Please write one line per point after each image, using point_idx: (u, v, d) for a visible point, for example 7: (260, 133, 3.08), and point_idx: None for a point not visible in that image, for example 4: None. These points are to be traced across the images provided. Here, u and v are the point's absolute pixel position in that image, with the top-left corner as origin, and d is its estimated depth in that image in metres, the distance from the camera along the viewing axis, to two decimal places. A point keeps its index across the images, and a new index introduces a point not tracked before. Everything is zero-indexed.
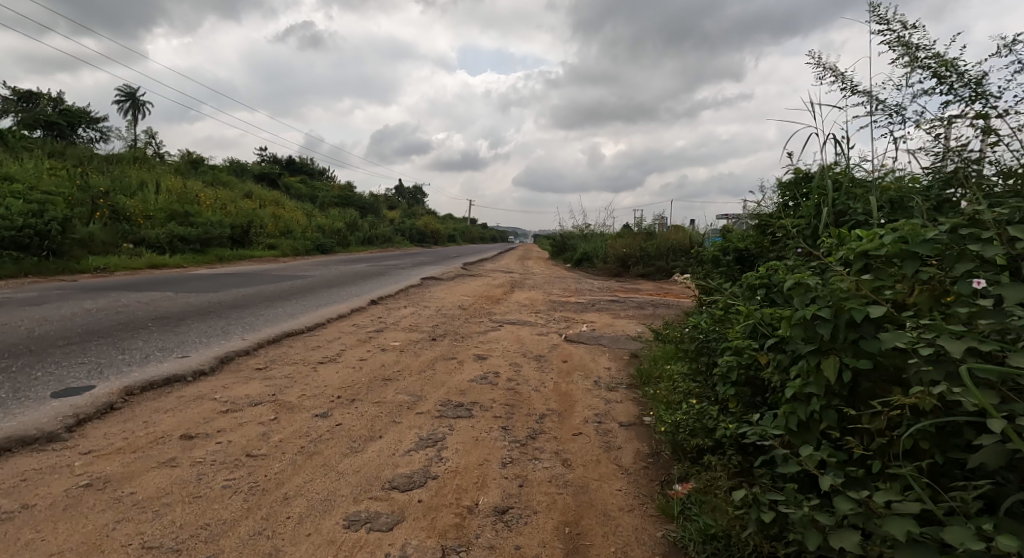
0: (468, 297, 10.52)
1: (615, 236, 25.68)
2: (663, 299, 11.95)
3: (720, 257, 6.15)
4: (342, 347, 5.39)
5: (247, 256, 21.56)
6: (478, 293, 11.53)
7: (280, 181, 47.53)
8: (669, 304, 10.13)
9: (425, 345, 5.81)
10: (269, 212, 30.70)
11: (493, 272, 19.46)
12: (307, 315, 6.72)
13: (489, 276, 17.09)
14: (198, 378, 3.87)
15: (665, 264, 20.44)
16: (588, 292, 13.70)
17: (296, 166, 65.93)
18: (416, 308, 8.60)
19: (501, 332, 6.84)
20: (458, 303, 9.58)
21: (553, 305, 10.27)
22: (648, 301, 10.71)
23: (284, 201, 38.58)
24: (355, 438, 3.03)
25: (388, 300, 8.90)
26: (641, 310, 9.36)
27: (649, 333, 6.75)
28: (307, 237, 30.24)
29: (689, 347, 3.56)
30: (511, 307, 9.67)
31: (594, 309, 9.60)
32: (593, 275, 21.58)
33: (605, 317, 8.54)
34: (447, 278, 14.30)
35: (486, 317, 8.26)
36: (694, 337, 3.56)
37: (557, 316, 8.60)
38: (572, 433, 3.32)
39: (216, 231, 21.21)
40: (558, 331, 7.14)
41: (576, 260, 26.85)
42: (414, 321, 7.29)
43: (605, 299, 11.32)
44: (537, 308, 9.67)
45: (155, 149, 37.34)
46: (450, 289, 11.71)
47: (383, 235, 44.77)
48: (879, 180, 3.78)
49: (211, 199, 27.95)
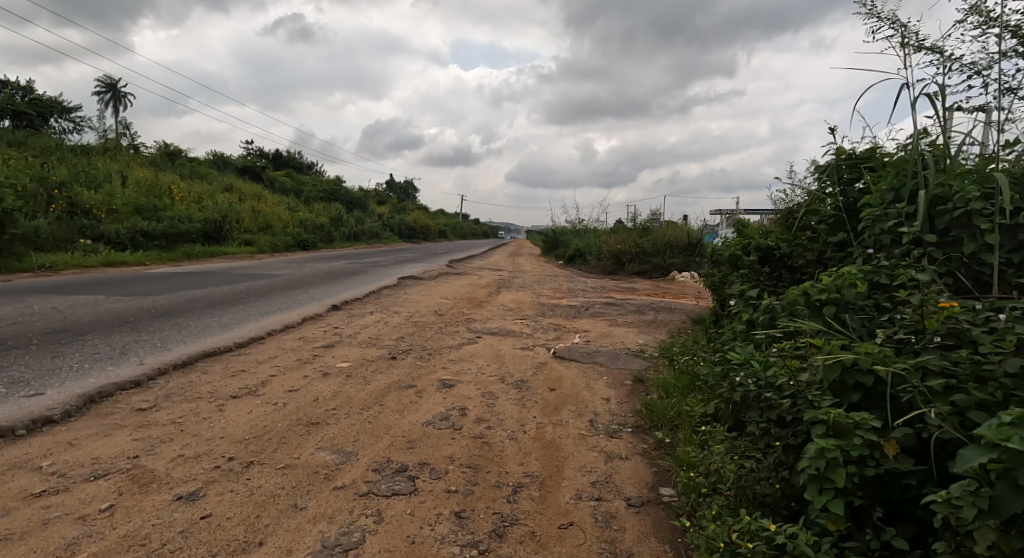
0: (447, 301, 9.43)
1: (609, 231, 24.64)
2: (662, 301, 10.93)
3: (742, 257, 5.11)
4: (274, 371, 4.32)
5: (219, 253, 20.35)
6: (459, 294, 10.45)
7: (263, 175, 46.07)
8: (671, 308, 9.11)
9: (383, 366, 4.74)
10: (248, 208, 29.45)
11: (480, 270, 18.41)
12: (244, 328, 5.62)
13: (475, 275, 16.01)
14: (34, 432, 2.76)
15: (662, 262, 19.46)
16: (580, 292, 12.65)
17: (283, 160, 64.47)
18: (384, 314, 7.52)
19: (478, 347, 5.78)
20: (434, 307, 8.51)
21: (541, 308, 9.22)
22: (647, 305, 9.70)
23: (266, 195, 37.28)
24: (219, 548, 1.94)
25: (353, 306, 7.82)
26: (640, 315, 8.33)
27: (653, 349, 5.71)
28: (287, 233, 28.95)
29: (724, 389, 2.51)
30: (495, 312, 8.60)
31: (587, 313, 8.56)
32: (586, 273, 20.59)
33: (599, 324, 7.51)
34: (428, 277, 13.21)
35: (463, 324, 7.20)
36: (731, 374, 2.51)
37: (546, 323, 7.56)
38: (558, 523, 2.26)
39: (185, 228, 19.97)
40: (545, 343, 6.10)
41: (569, 257, 25.80)
42: (376, 332, 6.21)
43: (599, 302, 10.29)
44: (524, 312, 8.63)
45: (130, 140, 35.84)
46: (428, 290, 10.60)
47: (370, 231, 43.49)
48: (984, 157, 2.79)
49: (185, 194, 26.62)
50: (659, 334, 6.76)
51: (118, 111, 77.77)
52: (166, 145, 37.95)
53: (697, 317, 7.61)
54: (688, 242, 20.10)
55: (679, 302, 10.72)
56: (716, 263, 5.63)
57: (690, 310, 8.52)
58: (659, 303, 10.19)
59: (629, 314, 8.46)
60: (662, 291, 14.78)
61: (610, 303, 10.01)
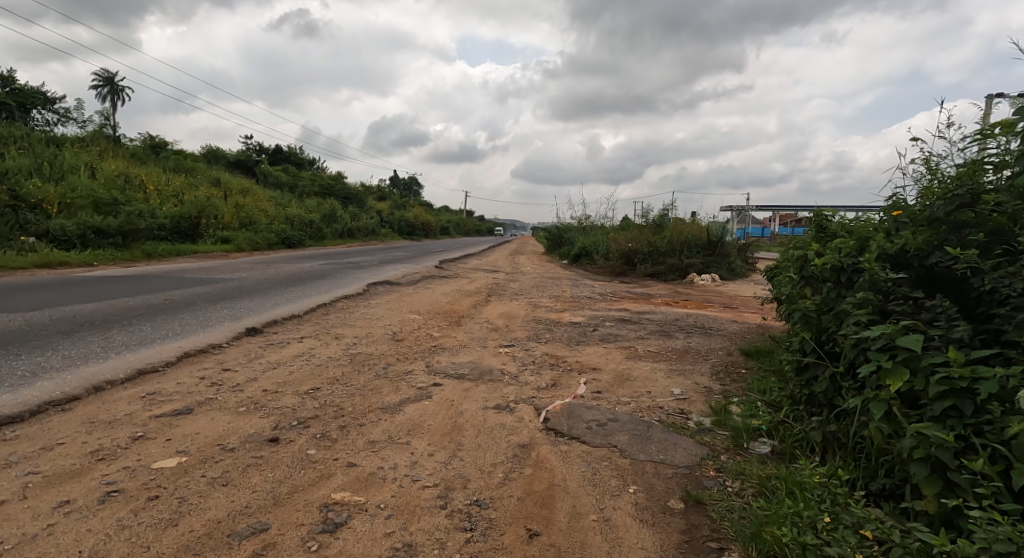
0: (415, 317, 7.41)
1: (617, 228, 22.63)
2: (688, 315, 8.89)
3: (863, 268, 3.08)
4: (10, 491, 2.28)
5: (186, 254, 18.42)
6: (434, 307, 8.45)
7: (255, 169, 44.20)
8: (703, 328, 7.08)
9: (244, 462, 2.71)
10: (231, 204, 27.63)
11: (475, 272, 16.47)
12: (59, 378, 3.60)
13: (467, 279, 14.03)
14: None
15: (678, 262, 17.39)
16: (585, 301, 10.62)
17: (282, 156, 62.89)
18: (317, 342, 5.49)
19: (431, 406, 3.76)
20: (395, 329, 6.50)
21: (537, 327, 7.21)
22: (670, 321, 7.67)
23: (255, 190, 35.47)
24: None
25: (280, 330, 5.81)
26: (665, 339, 6.29)
27: (704, 417, 3.68)
28: (270, 229, 27.00)
29: None
30: (475, 334, 6.63)
31: (594, 337, 6.52)
32: (592, 275, 18.63)
33: (613, 356, 5.47)
34: (407, 284, 11.23)
35: (424, 358, 5.18)
36: None
37: (539, 355, 5.52)
38: None
39: (149, 225, 18.07)
40: (535, 396, 4.07)
41: (573, 256, 23.73)
42: (285, 376, 4.19)
43: (608, 316, 8.28)
44: (512, 335, 6.64)
45: (113, 132, 34.09)
46: (396, 303, 8.60)
47: (365, 227, 41.58)
48: None
49: (161, 188, 24.73)
50: (699, 377, 4.71)
51: (115, 107, 76.06)
52: (151, 136, 36.13)
53: (747, 349, 5.55)
54: (707, 240, 18.03)
55: (708, 317, 8.68)
56: (799, 272, 3.59)
57: (730, 336, 6.48)
58: (686, 319, 8.17)
59: (650, 337, 6.43)
60: (681, 299, 12.75)
61: (623, 318, 8.01)
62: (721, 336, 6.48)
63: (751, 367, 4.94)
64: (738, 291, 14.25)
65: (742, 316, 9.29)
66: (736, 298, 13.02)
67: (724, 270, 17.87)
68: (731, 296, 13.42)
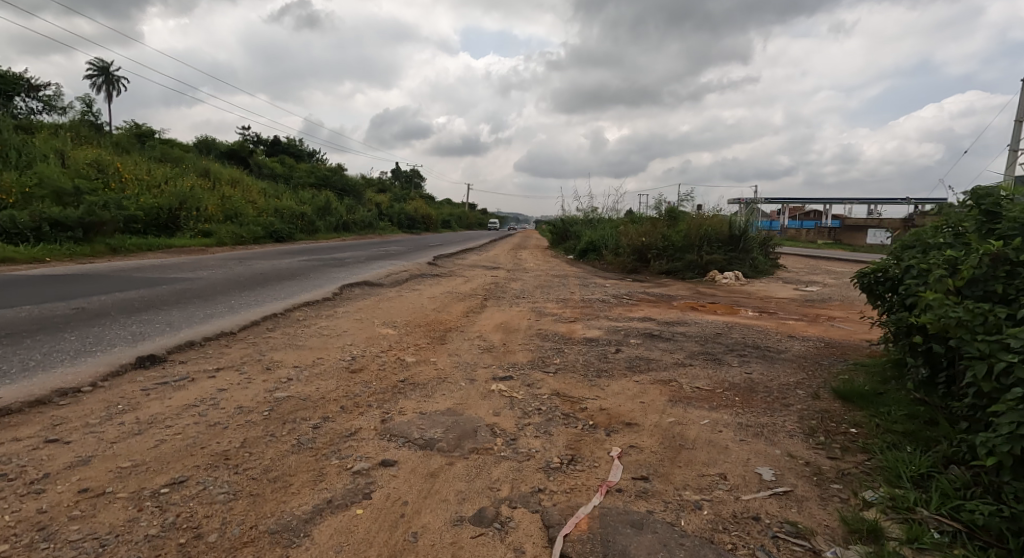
0: (387, 334, 5.84)
1: (627, 221, 20.98)
2: (727, 325, 7.30)
3: None
4: None
5: (158, 249, 16.94)
6: (415, 318, 6.89)
7: (249, 159, 42.58)
8: (757, 347, 5.48)
9: None
10: (216, 196, 26.10)
11: (472, 269, 14.90)
12: None
13: (462, 278, 12.48)
14: None
15: (698, 258, 15.76)
16: (599, 307, 9.03)
17: (279, 147, 61.29)
18: (236, 378, 3.92)
19: (365, 526, 2.19)
20: (355, 354, 4.94)
21: (542, 347, 5.63)
22: (709, 338, 6.08)
23: (246, 181, 33.90)
24: None
25: (191, 358, 4.25)
26: (715, 369, 4.70)
27: (842, 549, 2.11)
28: (257, 223, 25.49)
29: None
30: (461, 360, 5.06)
31: (619, 363, 4.93)
32: (601, 272, 17.03)
33: (651, 398, 3.88)
34: (390, 285, 9.66)
35: (381, 406, 3.61)
36: None
37: (546, 398, 3.93)
38: None
39: (116, 218, 16.57)
40: (543, 493, 2.50)
41: (580, 250, 22.11)
42: (145, 451, 2.62)
43: (630, 328, 6.70)
44: (511, 361, 5.06)
45: (96, 120, 32.52)
46: (370, 311, 7.04)
47: (361, 221, 40.06)
48: None
49: (138, 178, 23.14)
50: (790, 443, 3.13)
51: (108, 97, 74.35)
52: (137, 125, 34.56)
53: (840, 389, 3.93)
54: (729, 234, 16.38)
55: (752, 329, 7.09)
56: None
57: (799, 362, 4.88)
58: (727, 332, 6.57)
59: (692, 365, 4.84)
60: (706, 302, 11.16)
61: (650, 332, 6.42)
62: (788, 363, 4.88)
63: (861, 424, 3.34)
64: (769, 293, 12.64)
65: (789, 328, 7.68)
66: (769, 300, 11.41)
67: (747, 267, 16.25)
68: (762, 298, 11.82)
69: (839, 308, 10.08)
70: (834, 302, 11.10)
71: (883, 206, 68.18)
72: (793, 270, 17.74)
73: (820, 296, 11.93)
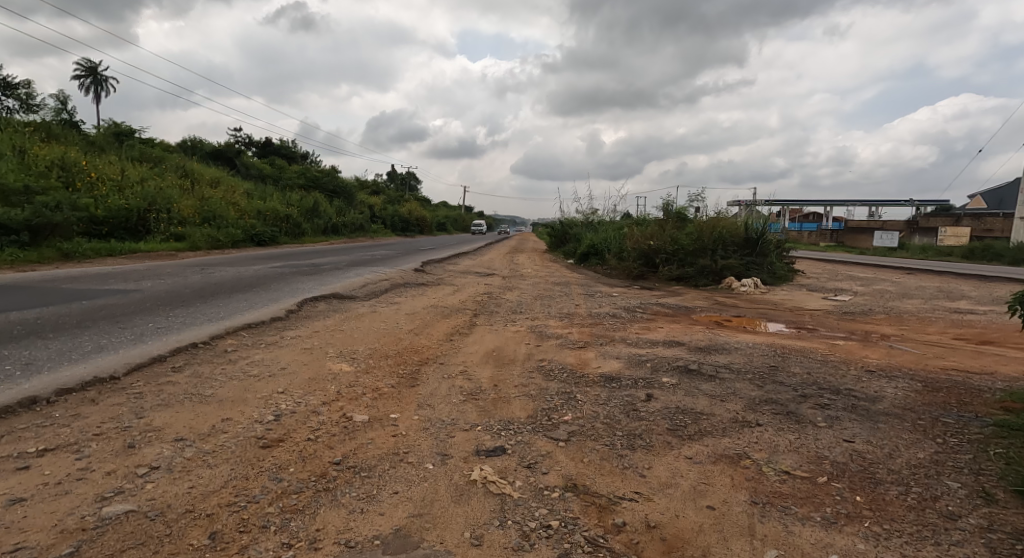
0: (339, 373, 4.40)
1: (632, 223, 19.60)
2: (773, 351, 5.88)
3: None
4: None
5: (118, 255, 15.49)
6: (383, 346, 5.45)
7: (236, 160, 41.08)
8: (837, 390, 4.05)
9: None
10: (195, 198, 24.66)
11: (463, 276, 13.49)
12: None
13: (451, 288, 11.07)
14: None
15: (711, 263, 14.38)
16: (610, 325, 7.63)
17: (270, 148, 59.80)
18: (64, 470, 2.47)
19: None
20: (283, 409, 3.50)
21: (546, 392, 4.20)
22: (763, 372, 4.66)
23: (230, 183, 32.49)
24: None
25: (16, 431, 2.80)
26: (796, 432, 3.27)
27: None
28: (236, 225, 24.04)
29: None
30: (433, 416, 3.64)
31: (654, 421, 3.50)
32: (605, 279, 15.67)
33: (726, 504, 2.45)
34: (362, 300, 8.22)
35: (286, 530, 2.18)
36: None
37: (557, 500, 2.51)
38: None
39: (72, 220, 15.13)
40: None
41: (581, 255, 20.73)
42: None
43: (656, 359, 5.26)
44: (504, 417, 3.63)
45: (70, 118, 30.98)
46: (326, 337, 5.60)
47: (351, 223, 38.59)
48: None
49: (108, 177, 21.66)
50: None
51: (95, 98, 72.78)
52: (115, 124, 33.05)
53: (1017, 481, 2.52)
54: (745, 237, 15.01)
55: (805, 356, 5.69)
56: None
57: (911, 419, 3.45)
58: (782, 362, 5.14)
59: (761, 425, 3.41)
60: (730, 315, 9.77)
61: (682, 364, 4.98)
62: (894, 420, 3.45)
63: None
64: (796, 304, 11.25)
65: (847, 353, 6.27)
66: (801, 313, 10.02)
67: (765, 273, 14.87)
68: (792, 310, 10.44)
69: (887, 323, 8.68)
70: (876, 314, 9.71)
71: (886, 208, 67.07)
72: (813, 277, 16.36)
73: (857, 308, 10.54)
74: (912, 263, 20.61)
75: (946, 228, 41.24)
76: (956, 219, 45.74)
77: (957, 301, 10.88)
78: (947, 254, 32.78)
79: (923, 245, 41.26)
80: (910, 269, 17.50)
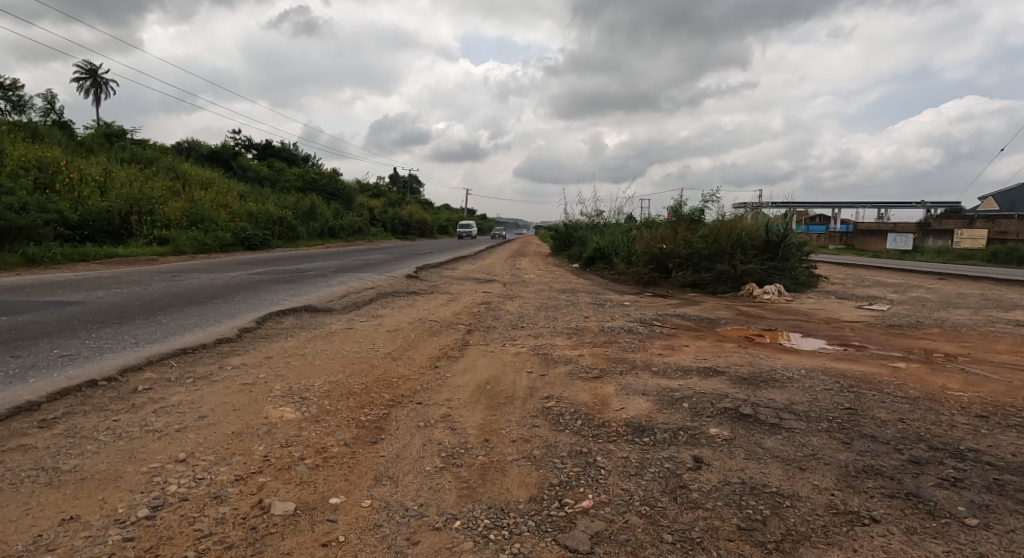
0: (278, 422, 3.29)
1: (641, 225, 18.49)
2: (835, 382, 4.73)
3: None
4: None
5: (90, 261, 14.46)
6: (349, 379, 4.34)
7: (232, 162, 40.20)
8: (957, 454, 2.93)
9: None
10: (184, 200, 23.71)
11: (460, 283, 12.41)
12: None
13: (445, 297, 9.99)
14: None
15: (730, 269, 13.26)
16: (626, 343, 6.53)
17: (269, 150, 58.98)
18: None
19: None
20: (172, 493, 2.39)
21: (555, 454, 3.07)
22: (839, 419, 3.52)
23: (224, 185, 31.56)
24: None
25: None
26: (940, 539, 2.14)
27: None
28: (226, 228, 23.04)
29: None
30: (392, 501, 2.51)
31: (717, 512, 2.38)
32: (613, 285, 14.58)
33: None
34: (338, 314, 7.14)
35: None
36: None
37: None
38: None
39: (40, 223, 14.13)
40: None
41: (586, 259, 19.63)
42: None
43: (693, 397, 4.12)
44: (495, 504, 2.52)
45: (59, 119, 30.12)
46: (280, 367, 4.49)
47: (348, 226, 37.59)
48: None
49: (90, 177, 20.66)
50: None
51: (94, 101, 72.16)
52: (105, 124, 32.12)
53: None
54: (766, 240, 13.85)
55: (877, 388, 4.54)
56: None
57: None
58: (857, 401, 4.00)
59: (879, 523, 2.28)
60: (759, 329, 8.63)
61: (729, 405, 3.86)
62: None
63: None
64: (829, 315, 10.10)
65: (921, 382, 5.12)
66: (840, 326, 8.86)
67: (788, 279, 13.72)
68: (828, 323, 9.29)
69: (946, 340, 7.52)
70: (926, 327, 8.55)
71: (895, 210, 65.79)
72: (837, 283, 15.18)
73: (901, 320, 9.39)
74: (937, 267, 19.43)
75: (961, 230, 39.90)
76: (970, 220, 44.45)
77: (1011, 311, 9.70)
78: (965, 258, 31.50)
79: (938, 248, 40.00)
80: (940, 274, 16.29)
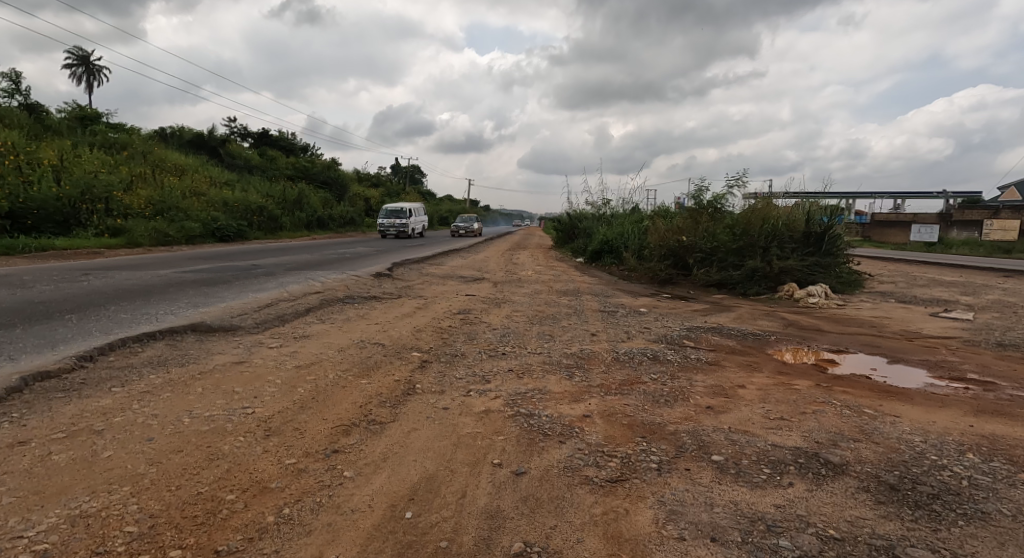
0: None
1: (654, 214, 16.29)
2: None
3: None
4: None
5: (13, 254, 12.43)
6: (131, 504, 2.19)
7: (218, 148, 38.14)
8: None
9: None
10: (151, 186, 21.64)
11: (442, 283, 10.32)
12: None
13: (414, 303, 7.87)
14: None
15: (764, 266, 11.06)
16: (656, 383, 4.39)
17: (263, 138, 56.96)
18: None
19: None
20: None
21: None
22: None
23: (204, 172, 29.51)
24: None
25: None
26: None
27: None
28: (196, 218, 21.01)
29: None
30: None
31: None
32: (623, 285, 12.46)
33: None
34: (238, 337, 4.99)
35: None
36: None
37: None
38: None
39: None
40: None
41: (592, 253, 17.48)
42: None
43: None
44: None
45: (27, 101, 28.09)
46: (10, 473, 2.34)
47: (340, 216, 35.53)
48: None
49: (43, 160, 18.64)
50: None
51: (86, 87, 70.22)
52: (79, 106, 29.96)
53: None
54: (806, 231, 11.56)
55: None
56: None
57: None
58: None
59: None
60: (825, 351, 6.43)
61: None
62: None
63: None
64: (904, 327, 7.87)
65: None
66: (932, 346, 6.67)
67: (832, 278, 11.49)
68: (910, 340, 7.05)
69: None
70: None
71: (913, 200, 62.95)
72: (887, 282, 12.90)
73: (1007, 336, 7.14)
74: (991, 263, 17.01)
75: (993, 221, 36.95)
76: (998, 210, 41.59)
77: None
78: (1002, 252, 28.76)
79: (966, 241, 37.26)
80: (1005, 271, 13.95)
